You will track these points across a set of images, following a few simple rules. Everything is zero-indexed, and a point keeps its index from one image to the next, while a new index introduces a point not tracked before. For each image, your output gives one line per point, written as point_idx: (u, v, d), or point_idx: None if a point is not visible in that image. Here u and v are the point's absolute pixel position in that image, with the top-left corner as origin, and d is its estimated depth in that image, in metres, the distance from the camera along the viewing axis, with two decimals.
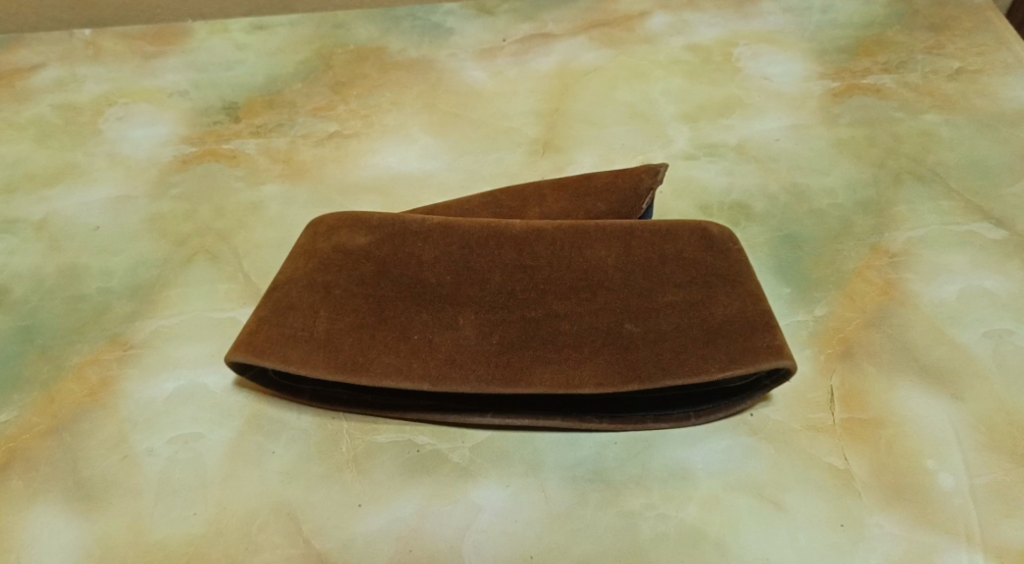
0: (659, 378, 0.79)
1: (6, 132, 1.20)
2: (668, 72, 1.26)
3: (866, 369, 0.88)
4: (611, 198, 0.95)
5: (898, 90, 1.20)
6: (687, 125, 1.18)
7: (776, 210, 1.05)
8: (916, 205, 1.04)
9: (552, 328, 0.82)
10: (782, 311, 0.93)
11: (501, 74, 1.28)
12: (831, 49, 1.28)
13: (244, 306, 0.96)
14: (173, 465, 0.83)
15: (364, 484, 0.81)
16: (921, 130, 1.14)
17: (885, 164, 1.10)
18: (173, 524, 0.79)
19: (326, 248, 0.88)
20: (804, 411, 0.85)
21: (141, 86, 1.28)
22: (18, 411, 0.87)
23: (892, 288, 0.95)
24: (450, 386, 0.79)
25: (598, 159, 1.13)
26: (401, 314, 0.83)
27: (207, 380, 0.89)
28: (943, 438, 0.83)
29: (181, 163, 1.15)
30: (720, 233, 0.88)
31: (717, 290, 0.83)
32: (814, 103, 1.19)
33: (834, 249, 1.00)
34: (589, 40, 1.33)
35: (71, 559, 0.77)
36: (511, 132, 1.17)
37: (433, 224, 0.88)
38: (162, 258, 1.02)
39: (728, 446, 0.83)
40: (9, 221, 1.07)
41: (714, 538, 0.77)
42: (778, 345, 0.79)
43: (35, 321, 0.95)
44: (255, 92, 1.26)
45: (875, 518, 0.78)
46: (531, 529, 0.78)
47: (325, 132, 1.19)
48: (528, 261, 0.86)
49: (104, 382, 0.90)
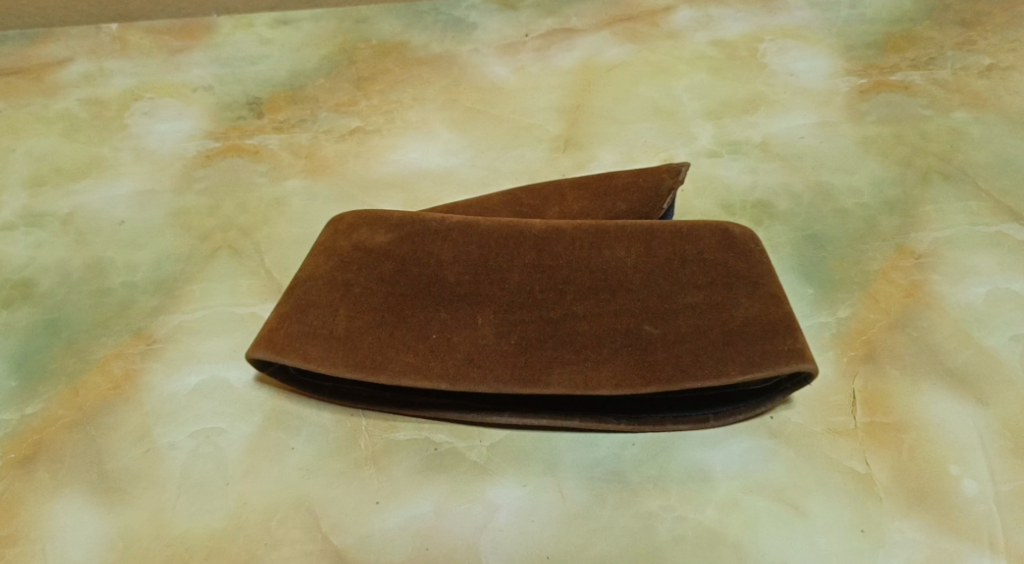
0: (678, 380, 0.79)
1: (34, 125, 1.21)
2: (692, 68, 1.25)
3: (889, 372, 0.87)
4: (632, 197, 0.94)
5: (927, 87, 1.18)
6: (711, 122, 1.16)
7: (800, 209, 1.04)
8: (943, 204, 1.02)
9: (571, 328, 0.82)
10: (805, 312, 0.92)
11: (524, 70, 1.27)
12: (859, 45, 1.26)
13: (266, 301, 0.97)
14: (195, 459, 0.84)
15: (383, 481, 0.82)
16: (950, 128, 1.12)
17: (912, 163, 1.08)
18: (194, 518, 0.80)
19: (346, 246, 0.88)
20: (825, 413, 0.84)
21: (167, 80, 1.29)
22: (45, 403, 0.89)
23: (918, 289, 0.94)
24: (468, 386, 0.80)
25: (620, 156, 1.12)
26: (420, 313, 0.84)
27: (229, 374, 0.90)
28: (967, 443, 0.82)
29: (205, 158, 1.16)
30: (741, 234, 0.87)
31: (737, 292, 0.83)
32: (840, 100, 1.17)
33: (858, 249, 0.98)
34: (613, 35, 1.32)
35: (94, 550, 0.78)
36: (533, 129, 1.17)
37: (453, 223, 0.88)
38: (186, 253, 1.03)
39: (747, 448, 0.83)
40: (37, 215, 1.09)
41: (731, 540, 0.77)
42: (799, 348, 0.78)
43: (62, 314, 0.97)
44: (279, 87, 1.27)
45: (897, 524, 0.77)
46: (548, 528, 0.78)
47: (347, 127, 1.19)
48: (547, 261, 0.86)
49: (128, 375, 0.91)
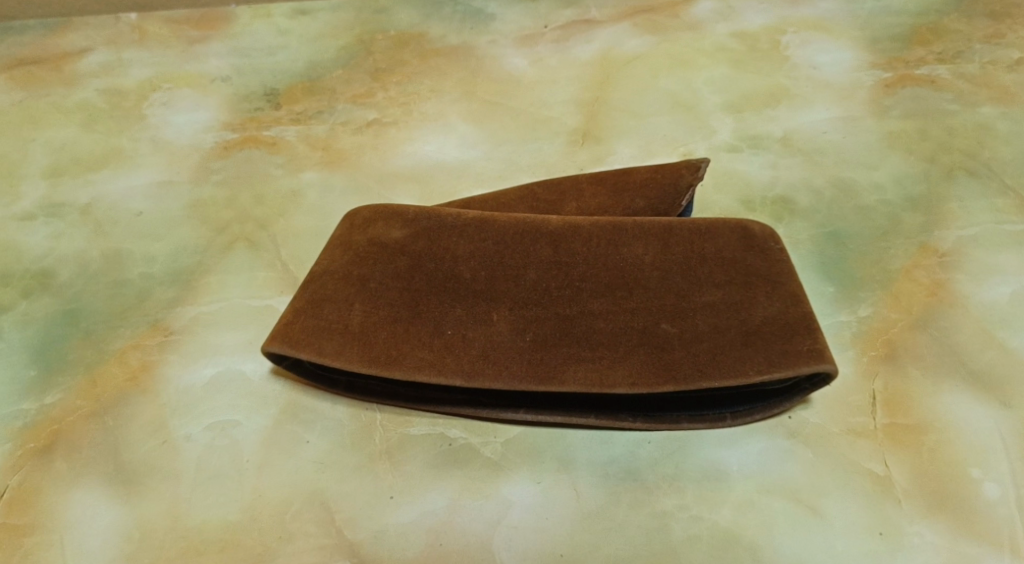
0: (695, 379, 0.78)
1: (54, 115, 1.22)
2: (713, 60, 1.24)
3: (910, 372, 0.86)
4: (650, 193, 0.93)
5: (954, 81, 1.16)
6: (732, 115, 1.15)
7: (821, 206, 1.02)
8: (968, 202, 1.01)
9: (587, 326, 0.81)
10: (825, 311, 0.91)
11: (542, 62, 1.26)
12: (883, 38, 1.23)
13: (282, 294, 0.97)
14: (211, 451, 0.84)
15: (397, 476, 0.82)
16: (977, 124, 1.10)
17: (937, 159, 1.06)
18: (210, 510, 0.80)
19: (362, 241, 0.88)
20: (845, 414, 0.83)
21: (185, 71, 1.29)
22: (64, 393, 0.89)
23: (941, 289, 0.92)
24: (483, 383, 0.79)
25: (638, 150, 1.11)
26: (436, 309, 0.83)
27: (244, 367, 0.90)
28: (989, 446, 0.80)
29: (223, 149, 1.16)
30: (761, 232, 0.86)
31: (756, 291, 0.82)
32: (864, 94, 1.15)
33: (880, 247, 0.97)
34: (632, 27, 1.30)
35: (111, 541, 0.79)
36: (550, 122, 1.16)
37: (469, 218, 0.88)
38: (203, 244, 1.03)
39: (764, 448, 0.82)
40: (56, 205, 1.09)
41: (747, 542, 0.76)
42: (818, 348, 0.77)
43: (80, 305, 0.97)
44: (296, 77, 1.27)
45: (916, 527, 0.76)
46: (562, 526, 0.78)
47: (364, 119, 1.19)
48: (563, 258, 0.85)
49: (144, 367, 0.91)
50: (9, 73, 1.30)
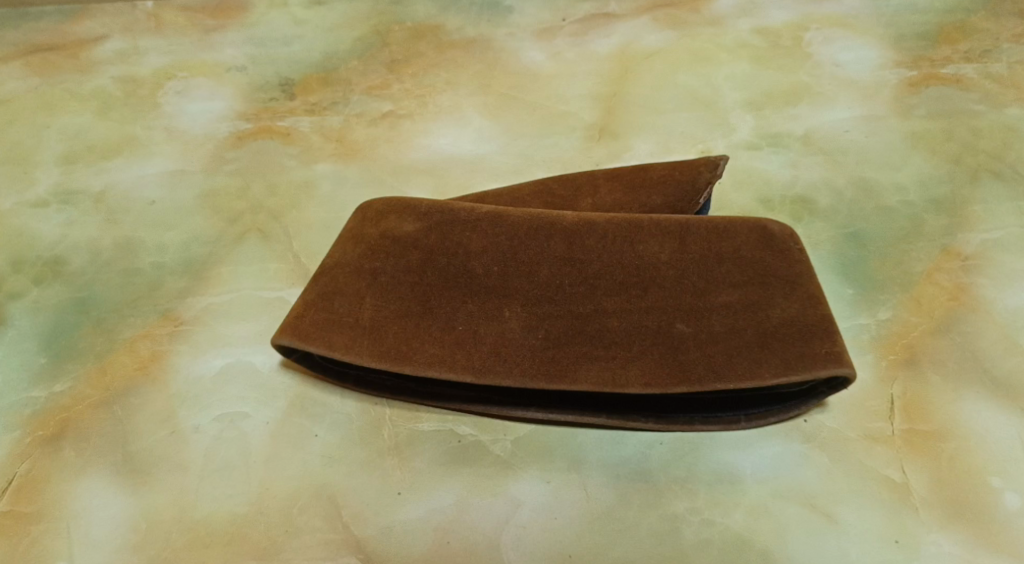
0: (710, 381, 0.76)
1: (69, 102, 1.22)
2: (734, 56, 1.22)
3: (930, 378, 0.84)
4: (668, 191, 0.92)
5: (981, 81, 1.13)
6: (752, 113, 1.13)
7: (842, 206, 1.00)
8: (993, 205, 0.98)
9: (600, 324, 0.80)
10: (843, 313, 0.89)
11: (560, 55, 1.25)
12: (909, 36, 1.21)
13: (293, 286, 0.96)
14: (220, 443, 0.84)
15: (405, 473, 0.81)
16: (1004, 125, 1.07)
17: (962, 160, 1.04)
18: (217, 502, 0.80)
19: (374, 234, 0.87)
20: (862, 419, 0.81)
21: (201, 59, 1.29)
22: (73, 381, 0.89)
23: (963, 293, 0.90)
24: (493, 380, 0.78)
25: (655, 147, 1.09)
26: (447, 305, 0.82)
27: (255, 359, 0.90)
28: (1010, 455, 0.78)
29: (237, 139, 1.15)
30: (781, 231, 0.84)
31: (774, 292, 0.80)
32: (888, 93, 1.13)
33: (902, 249, 0.95)
34: (652, 21, 1.28)
35: (117, 532, 0.79)
36: (567, 116, 1.15)
37: (483, 213, 0.86)
38: (215, 234, 1.02)
39: (779, 452, 0.80)
40: (69, 193, 1.09)
41: (760, 547, 0.75)
42: (837, 352, 0.76)
43: (91, 293, 0.97)
44: (311, 68, 1.26)
45: (933, 536, 0.74)
46: (571, 527, 0.77)
47: (379, 111, 1.18)
48: (578, 255, 0.83)
49: (154, 356, 0.91)
50: (25, 60, 1.30)
